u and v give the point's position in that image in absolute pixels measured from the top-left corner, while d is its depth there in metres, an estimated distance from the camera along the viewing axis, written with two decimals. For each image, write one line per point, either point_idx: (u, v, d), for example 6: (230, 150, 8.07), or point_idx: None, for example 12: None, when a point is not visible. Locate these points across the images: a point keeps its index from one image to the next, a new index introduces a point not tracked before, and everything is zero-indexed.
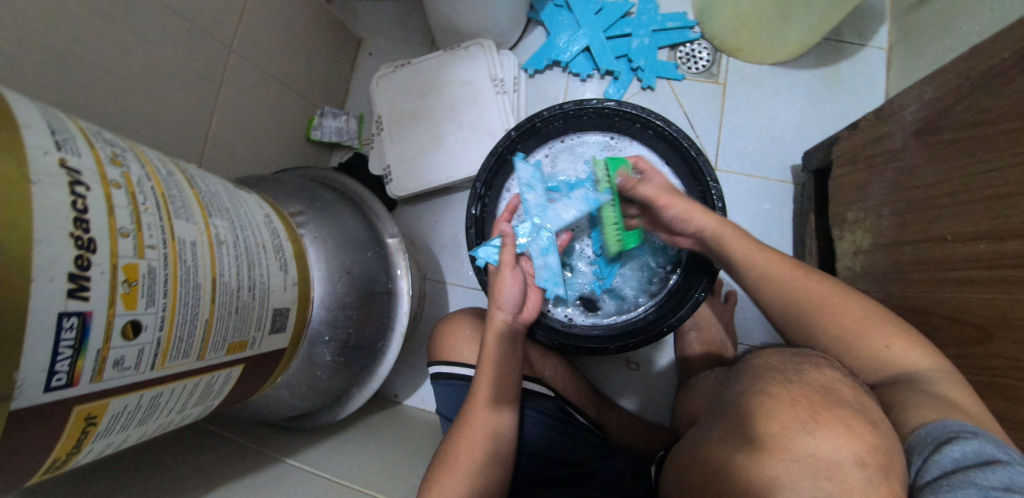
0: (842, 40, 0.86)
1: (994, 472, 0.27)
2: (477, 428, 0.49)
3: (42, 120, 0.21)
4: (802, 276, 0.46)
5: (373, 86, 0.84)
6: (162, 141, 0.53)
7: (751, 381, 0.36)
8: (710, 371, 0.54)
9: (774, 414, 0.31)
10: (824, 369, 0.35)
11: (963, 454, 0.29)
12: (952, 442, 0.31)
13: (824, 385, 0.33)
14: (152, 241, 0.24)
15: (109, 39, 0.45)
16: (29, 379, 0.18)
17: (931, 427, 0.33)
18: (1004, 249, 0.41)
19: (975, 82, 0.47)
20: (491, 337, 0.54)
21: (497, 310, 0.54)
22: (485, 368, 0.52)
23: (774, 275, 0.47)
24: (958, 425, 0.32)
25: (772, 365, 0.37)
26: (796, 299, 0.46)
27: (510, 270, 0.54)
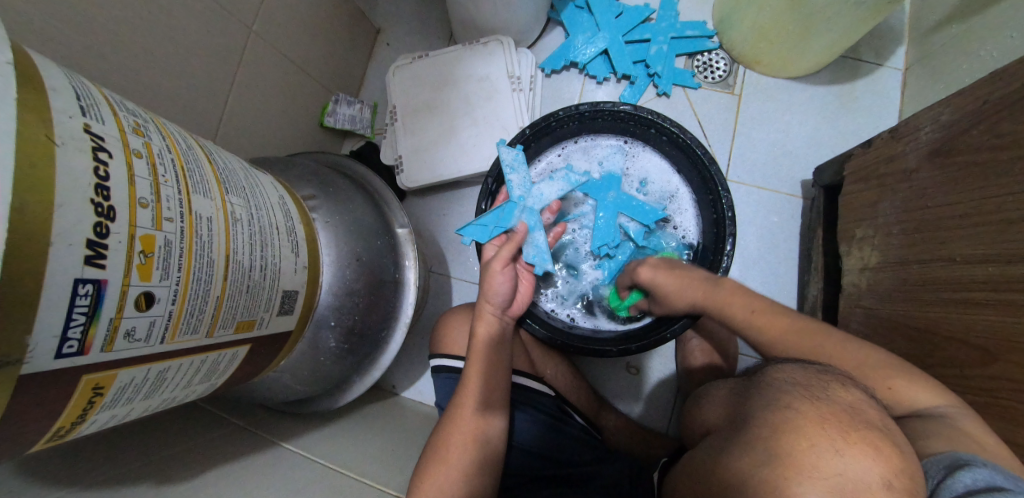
0: (859, 58, 0.86)
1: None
2: (468, 417, 0.49)
3: (68, 85, 0.21)
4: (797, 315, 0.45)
5: (389, 76, 0.83)
6: (178, 118, 0.53)
7: (765, 393, 0.31)
8: (722, 382, 0.51)
9: (799, 428, 0.26)
10: (850, 390, 0.30)
11: (976, 481, 0.28)
12: (963, 468, 0.29)
13: (852, 405, 0.28)
14: (170, 214, 0.24)
15: (132, 12, 0.45)
16: (41, 344, 0.18)
17: (940, 453, 0.31)
18: (1016, 275, 0.41)
19: (995, 107, 0.47)
20: (482, 328, 0.54)
21: (485, 304, 0.54)
22: (474, 359, 0.52)
23: (769, 311, 0.46)
24: (966, 454, 0.31)
25: (786, 378, 0.32)
26: (802, 336, 0.43)
27: (501, 267, 0.53)
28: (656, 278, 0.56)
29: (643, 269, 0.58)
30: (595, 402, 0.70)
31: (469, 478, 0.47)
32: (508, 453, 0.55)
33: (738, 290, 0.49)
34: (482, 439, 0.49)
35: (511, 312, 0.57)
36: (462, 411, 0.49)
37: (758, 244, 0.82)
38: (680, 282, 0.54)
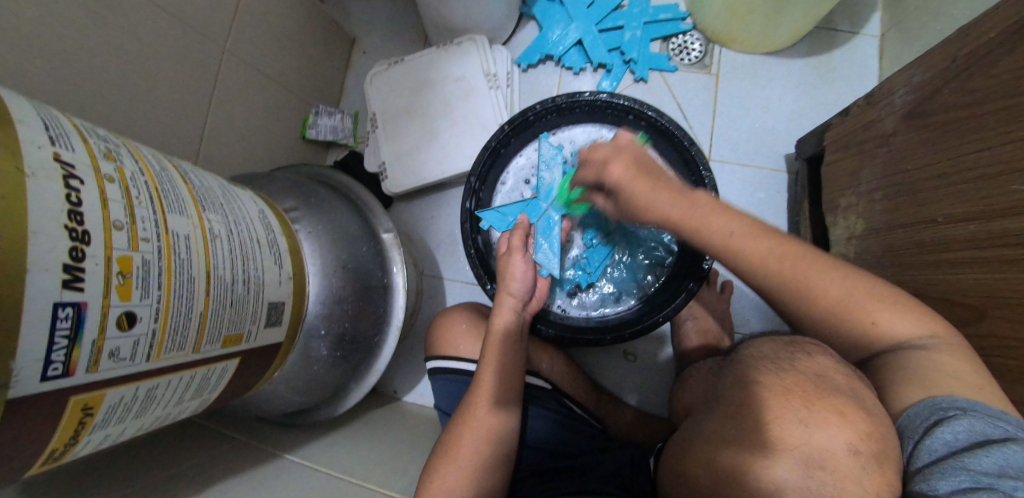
0: (834, 28, 0.86)
1: (986, 455, 0.28)
2: (482, 413, 0.49)
3: (36, 115, 0.22)
4: (771, 240, 0.41)
5: (367, 84, 0.84)
6: (158, 141, 0.53)
7: (745, 372, 0.38)
8: (706, 362, 0.55)
9: (769, 404, 0.33)
10: (817, 357, 0.36)
11: (954, 435, 0.30)
12: (942, 421, 0.31)
13: (820, 372, 0.34)
14: (146, 234, 0.24)
15: (103, 39, 0.45)
16: (25, 368, 0.19)
17: (920, 407, 0.33)
18: (993, 229, 0.42)
19: (962, 65, 0.47)
20: (500, 320, 0.54)
21: (508, 296, 0.55)
22: (489, 360, 0.52)
23: (743, 236, 0.42)
24: (947, 400, 0.33)
25: (766, 355, 0.39)
26: (772, 265, 0.41)
27: (519, 255, 0.57)
28: (627, 180, 0.46)
29: (613, 168, 0.46)
30: (595, 390, 0.70)
31: (485, 473, 0.48)
32: (520, 450, 0.56)
33: (703, 205, 0.43)
34: (496, 435, 0.49)
35: (529, 309, 0.58)
36: (477, 405, 0.50)
37: None
38: (649, 187, 0.44)
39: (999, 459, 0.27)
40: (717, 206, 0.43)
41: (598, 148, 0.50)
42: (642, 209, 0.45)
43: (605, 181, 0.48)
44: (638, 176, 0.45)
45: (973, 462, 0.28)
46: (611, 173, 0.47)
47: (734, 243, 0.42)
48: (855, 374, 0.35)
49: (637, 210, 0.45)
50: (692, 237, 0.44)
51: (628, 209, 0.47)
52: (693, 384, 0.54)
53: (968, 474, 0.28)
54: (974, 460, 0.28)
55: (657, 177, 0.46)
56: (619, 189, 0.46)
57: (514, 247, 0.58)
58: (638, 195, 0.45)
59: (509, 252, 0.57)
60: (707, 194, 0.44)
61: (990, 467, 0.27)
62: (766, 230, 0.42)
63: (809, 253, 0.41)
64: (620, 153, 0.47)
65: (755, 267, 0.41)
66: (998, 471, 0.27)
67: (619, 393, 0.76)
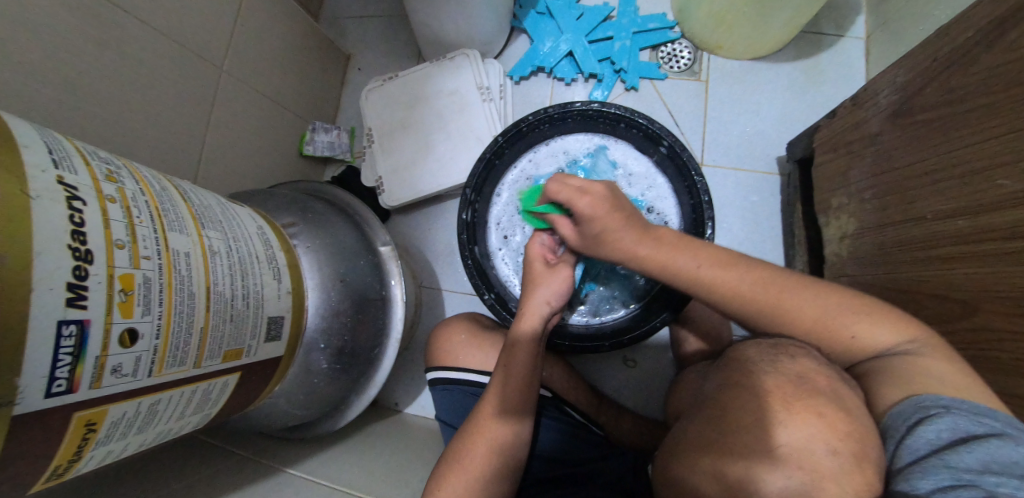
0: (819, 32, 0.88)
1: (970, 452, 0.28)
2: (491, 413, 0.49)
3: (40, 140, 0.22)
4: (740, 270, 0.43)
5: (363, 100, 0.85)
6: (155, 161, 0.54)
7: (732, 374, 0.38)
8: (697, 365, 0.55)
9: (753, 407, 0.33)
10: (799, 359, 0.36)
11: (937, 435, 0.30)
12: (925, 421, 0.32)
13: (802, 374, 0.34)
14: (147, 252, 0.25)
15: (102, 64, 0.46)
16: (29, 385, 0.19)
17: (904, 405, 0.34)
18: (982, 224, 0.42)
19: (942, 63, 0.48)
20: (528, 324, 0.53)
21: (544, 304, 0.53)
22: (519, 364, 0.51)
23: (711, 268, 0.43)
24: (932, 399, 0.33)
25: (750, 357, 0.39)
26: (745, 293, 0.42)
27: (569, 268, 0.55)
28: (598, 213, 0.46)
29: (585, 201, 0.46)
30: (597, 397, 0.70)
31: (485, 482, 0.47)
32: (529, 460, 0.55)
33: (684, 241, 0.46)
34: (498, 443, 0.49)
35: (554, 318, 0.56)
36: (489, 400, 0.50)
37: (741, 224, 0.84)
38: (621, 222, 0.46)
39: (982, 455, 0.28)
40: (687, 242, 0.45)
41: (569, 179, 0.48)
42: (610, 243, 0.47)
43: (577, 211, 0.47)
44: (608, 206, 0.46)
45: (957, 460, 0.28)
46: (582, 205, 0.46)
47: (704, 275, 0.43)
48: (839, 376, 0.35)
49: (604, 244, 0.48)
50: (669, 277, 0.45)
51: (596, 241, 0.49)
52: (685, 386, 0.54)
53: (949, 470, 0.28)
54: (956, 457, 0.28)
55: (629, 212, 0.47)
56: (587, 222, 0.47)
57: (564, 261, 0.56)
58: (606, 228, 0.46)
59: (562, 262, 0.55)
60: (672, 232, 0.47)
61: (973, 465, 0.27)
62: (731, 256, 0.44)
63: (777, 276, 0.42)
64: (595, 185, 0.47)
65: (727, 295, 0.43)
66: (982, 467, 0.27)
67: (619, 399, 0.76)
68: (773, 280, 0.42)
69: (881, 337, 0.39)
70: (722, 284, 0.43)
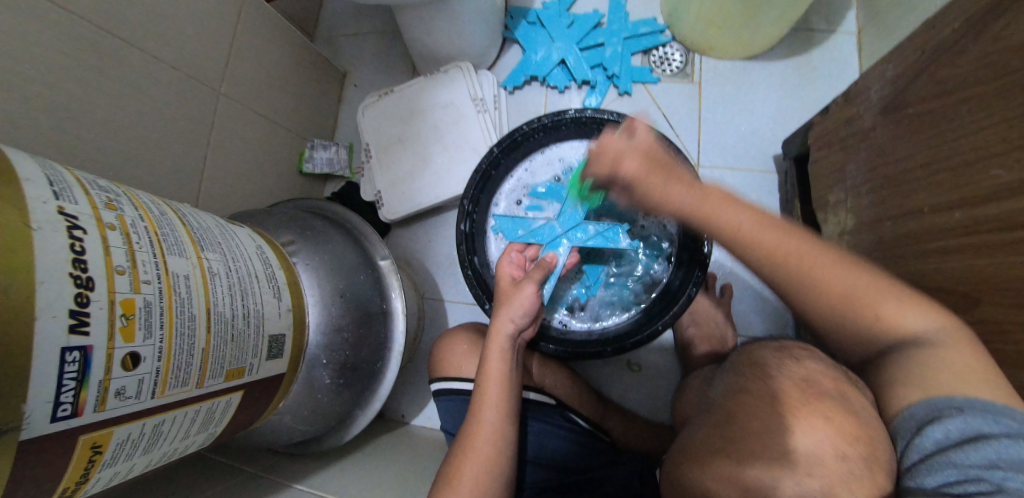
0: (811, 28, 0.89)
1: (975, 449, 0.27)
2: (489, 422, 0.49)
3: (41, 172, 0.23)
4: (777, 236, 0.40)
5: (359, 116, 0.87)
6: (156, 184, 0.55)
7: (739, 382, 0.39)
8: (703, 372, 0.55)
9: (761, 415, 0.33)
10: (805, 363, 0.37)
11: (945, 434, 0.29)
12: (934, 421, 0.30)
13: (811, 377, 0.34)
14: (147, 276, 0.25)
15: (102, 92, 0.47)
16: (36, 410, 0.20)
17: (916, 408, 0.32)
18: (978, 215, 0.42)
19: (931, 55, 0.48)
20: (495, 343, 0.53)
21: (507, 321, 0.54)
22: (490, 386, 0.51)
23: (754, 230, 0.40)
24: (944, 401, 0.31)
25: (759, 363, 0.40)
26: (780, 260, 0.39)
27: (532, 284, 0.55)
28: (640, 176, 0.42)
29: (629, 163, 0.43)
30: (602, 403, 0.70)
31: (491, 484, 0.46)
32: (523, 467, 0.55)
33: (722, 195, 0.42)
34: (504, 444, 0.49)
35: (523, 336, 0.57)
36: (484, 404, 0.50)
37: None
38: (663, 182, 0.42)
39: (989, 453, 0.27)
40: (731, 197, 0.42)
41: (607, 143, 0.45)
42: (658, 200, 0.42)
43: (618, 178, 0.44)
44: (652, 170, 0.42)
45: (961, 456, 0.27)
46: (624, 170, 0.43)
47: (745, 237, 0.40)
48: (848, 378, 0.35)
49: (654, 204, 0.43)
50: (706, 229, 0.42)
51: (643, 204, 0.44)
52: (690, 393, 0.54)
53: (954, 467, 0.27)
54: (962, 454, 0.27)
55: (671, 169, 0.43)
56: (633, 185, 0.43)
57: (531, 278, 0.57)
58: (654, 187, 0.42)
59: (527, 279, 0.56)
60: (721, 187, 0.42)
61: (978, 460, 0.27)
62: (770, 221, 0.40)
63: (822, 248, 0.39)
64: (630, 150, 0.43)
65: (762, 258, 0.40)
66: (987, 463, 0.26)
67: (625, 405, 0.76)
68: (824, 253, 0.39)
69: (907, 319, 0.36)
70: (757, 248, 0.40)
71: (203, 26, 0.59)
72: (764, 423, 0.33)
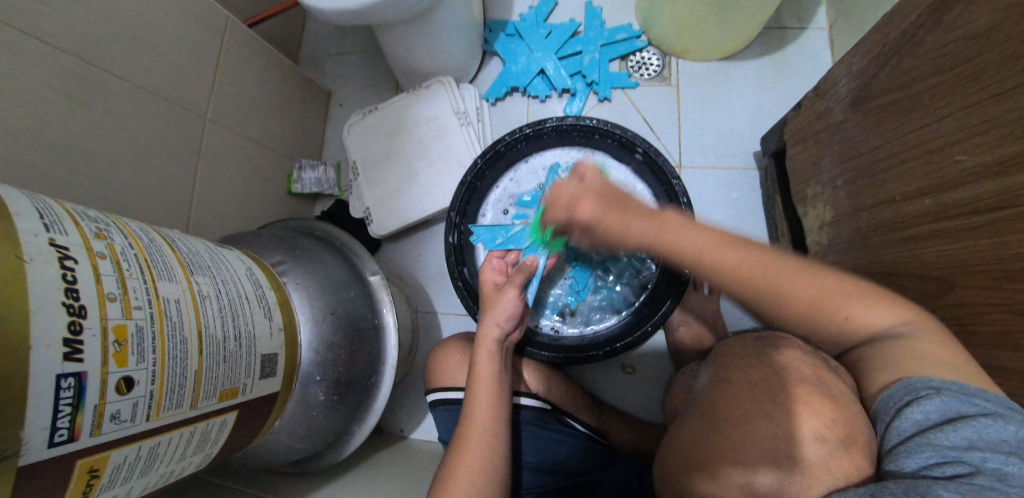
0: (783, 27, 0.92)
1: (954, 430, 0.28)
2: (483, 424, 0.49)
3: (32, 206, 0.24)
4: (736, 252, 0.40)
5: (345, 135, 0.88)
6: (144, 211, 0.56)
7: (721, 371, 0.41)
8: (688, 368, 0.55)
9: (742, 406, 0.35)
10: (784, 352, 0.39)
11: (924, 415, 0.30)
12: (913, 403, 0.31)
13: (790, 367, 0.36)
14: (138, 302, 0.26)
15: (89, 124, 0.48)
16: (32, 437, 0.21)
17: (896, 390, 0.33)
18: (946, 200, 0.44)
19: (891, 49, 0.51)
20: (484, 348, 0.54)
21: (494, 325, 0.55)
22: (481, 390, 0.52)
23: (713, 251, 0.41)
24: (923, 381, 0.32)
25: (739, 354, 0.43)
26: (744, 277, 0.40)
27: (514, 288, 0.56)
28: (597, 215, 0.45)
29: (583, 206, 0.46)
30: (599, 406, 0.70)
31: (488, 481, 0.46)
32: (520, 472, 0.55)
33: (680, 224, 0.43)
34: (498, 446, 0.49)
35: (511, 339, 0.58)
36: (476, 405, 0.51)
37: (725, 220, 0.86)
38: (621, 217, 0.44)
39: (968, 433, 0.27)
40: (689, 222, 0.43)
41: (561, 192, 0.49)
42: (614, 234, 0.45)
43: (576, 220, 0.47)
44: (610, 208, 0.45)
45: (941, 437, 0.28)
46: (580, 213, 0.46)
47: (705, 259, 0.41)
48: (827, 363, 0.37)
49: (617, 239, 0.45)
50: (668, 258, 0.43)
51: (606, 239, 0.47)
52: (677, 391, 0.55)
53: (932, 448, 0.28)
54: (942, 435, 0.28)
55: (628, 204, 0.45)
56: (593, 225, 0.46)
57: (512, 282, 0.58)
58: (614, 228, 0.44)
59: (507, 285, 0.57)
60: (678, 217, 0.43)
61: (957, 442, 0.27)
62: (734, 238, 0.41)
63: (777, 257, 0.40)
64: (584, 201, 0.46)
65: (728, 273, 0.40)
66: (966, 444, 0.27)
67: (622, 406, 0.76)
68: (783, 265, 0.39)
69: (879, 306, 0.37)
70: (723, 264, 0.40)
71: (187, 54, 0.60)
72: (745, 411, 0.35)
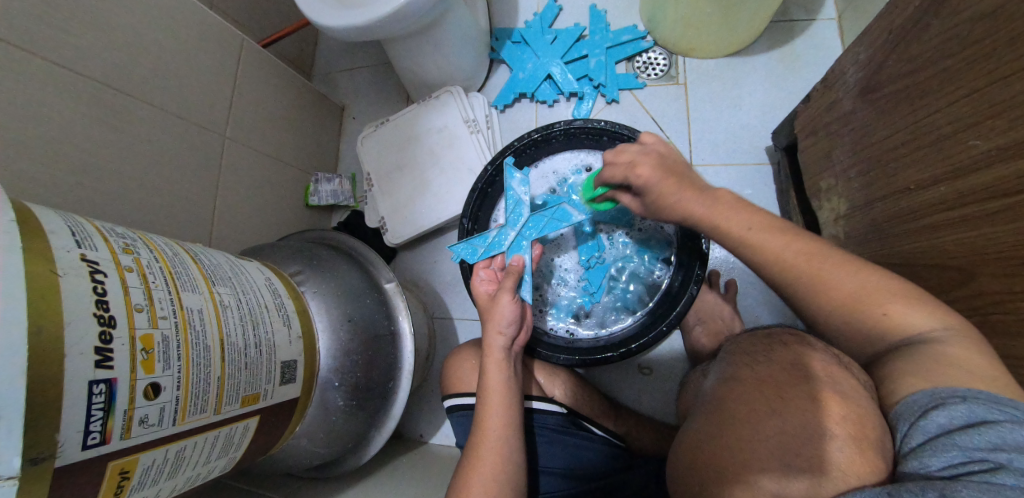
0: (791, 19, 0.90)
1: (982, 433, 0.26)
2: (492, 431, 0.49)
3: (65, 225, 0.25)
4: (786, 237, 0.41)
5: (358, 147, 0.91)
6: (170, 226, 0.58)
7: (730, 369, 0.40)
8: (699, 371, 0.54)
9: (747, 400, 0.35)
10: (790, 348, 0.38)
11: (949, 419, 0.28)
12: (937, 406, 0.29)
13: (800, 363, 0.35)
14: (164, 312, 0.27)
15: (115, 146, 0.51)
16: (68, 440, 0.22)
17: (917, 395, 0.31)
18: (964, 187, 0.42)
19: (898, 36, 0.49)
20: (491, 356, 0.54)
21: (496, 333, 0.55)
22: (490, 397, 0.52)
23: (760, 233, 0.42)
24: (947, 390, 0.30)
25: (745, 350, 0.42)
26: (787, 262, 0.40)
27: (508, 294, 0.55)
28: (654, 181, 0.46)
29: (641, 171, 0.47)
30: (615, 410, 0.69)
31: (501, 482, 0.47)
32: (540, 477, 0.54)
33: (735, 203, 0.44)
34: (511, 451, 0.49)
35: (518, 344, 0.57)
36: (489, 412, 0.51)
37: None
38: (677, 187, 0.46)
39: (996, 437, 0.25)
40: (743, 203, 0.44)
41: (621, 152, 0.49)
42: (673, 204, 0.46)
43: (633, 184, 0.48)
44: (667, 174, 0.46)
45: (967, 439, 0.26)
46: (638, 176, 0.47)
47: (753, 238, 0.42)
48: (839, 359, 0.36)
49: (667, 207, 0.47)
50: (716, 235, 0.45)
51: (660, 207, 0.48)
52: (690, 393, 0.54)
53: (959, 449, 0.26)
54: (968, 437, 0.26)
55: (685, 175, 0.47)
56: (648, 190, 0.47)
57: (506, 287, 0.56)
58: (670, 190, 0.46)
59: (499, 292, 0.56)
60: (730, 192, 0.45)
61: (985, 444, 0.25)
62: (778, 226, 0.42)
63: (823, 252, 0.40)
64: (647, 156, 0.47)
65: (772, 259, 0.41)
66: (994, 447, 0.25)
67: (639, 409, 0.75)
68: (822, 255, 0.39)
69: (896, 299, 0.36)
70: (766, 250, 0.41)
71: (206, 76, 0.63)
72: (750, 407, 0.34)
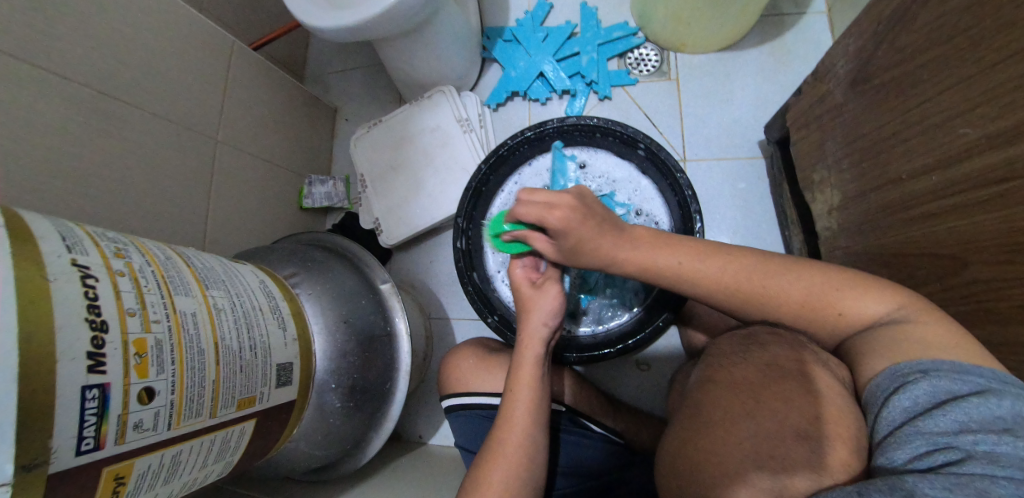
0: (781, 13, 0.91)
1: (945, 414, 0.27)
2: (519, 425, 0.49)
3: (54, 230, 0.25)
4: (722, 258, 0.42)
5: (351, 148, 0.90)
6: (163, 231, 0.58)
7: (708, 371, 0.39)
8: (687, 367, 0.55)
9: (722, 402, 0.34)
10: (768, 348, 0.37)
11: (913, 401, 0.29)
12: (900, 389, 0.30)
13: (773, 361, 0.35)
14: (157, 316, 0.27)
15: (106, 150, 0.50)
16: (61, 446, 0.22)
17: (882, 377, 0.32)
18: (953, 176, 0.42)
19: (886, 27, 0.50)
20: (530, 348, 0.54)
21: (541, 325, 0.54)
22: (522, 389, 0.51)
23: (693, 264, 0.43)
24: (909, 365, 0.31)
25: (724, 352, 0.40)
26: (730, 284, 0.41)
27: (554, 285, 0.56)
28: (571, 224, 0.45)
29: (557, 215, 0.45)
30: (614, 405, 0.70)
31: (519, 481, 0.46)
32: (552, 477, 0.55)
33: (660, 241, 0.46)
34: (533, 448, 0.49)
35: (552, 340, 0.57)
36: (517, 405, 0.50)
37: (733, 211, 0.85)
38: (593, 230, 0.46)
39: (959, 415, 0.27)
40: (664, 238, 0.46)
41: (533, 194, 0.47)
42: (592, 249, 0.47)
43: (549, 226, 0.46)
44: (583, 218, 0.46)
45: (931, 425, 0.27)
46: (553, 219, 0.45)
47: (688, 270, 0.43)
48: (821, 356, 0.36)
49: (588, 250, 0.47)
50: (652, 274, 0.45)
51: (578, 250, 0.48)
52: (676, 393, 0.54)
53: (925, 437, 0.26)
54: (932, 422, 0.27)
55: (602, 216, 0.47)
56: (565, 233, 0.46)
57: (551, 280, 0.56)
58: (587, 235, 0.46)
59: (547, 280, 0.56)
60: (648, 230, 0.47)
61: (947, 427, 0.26)
62: (713, 249, 0.43)
63: (771, 263, 0.41)
64: (562, 198, 0.46)
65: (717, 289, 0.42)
66: (958, 429, 0.26)
67: (637, 405, 0.76)
68: (773, 264, 0.41)
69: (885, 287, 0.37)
70: (703, 277, 0.43)
71: (197, 79, 0.63)
72: (725, 411, 0.33)
